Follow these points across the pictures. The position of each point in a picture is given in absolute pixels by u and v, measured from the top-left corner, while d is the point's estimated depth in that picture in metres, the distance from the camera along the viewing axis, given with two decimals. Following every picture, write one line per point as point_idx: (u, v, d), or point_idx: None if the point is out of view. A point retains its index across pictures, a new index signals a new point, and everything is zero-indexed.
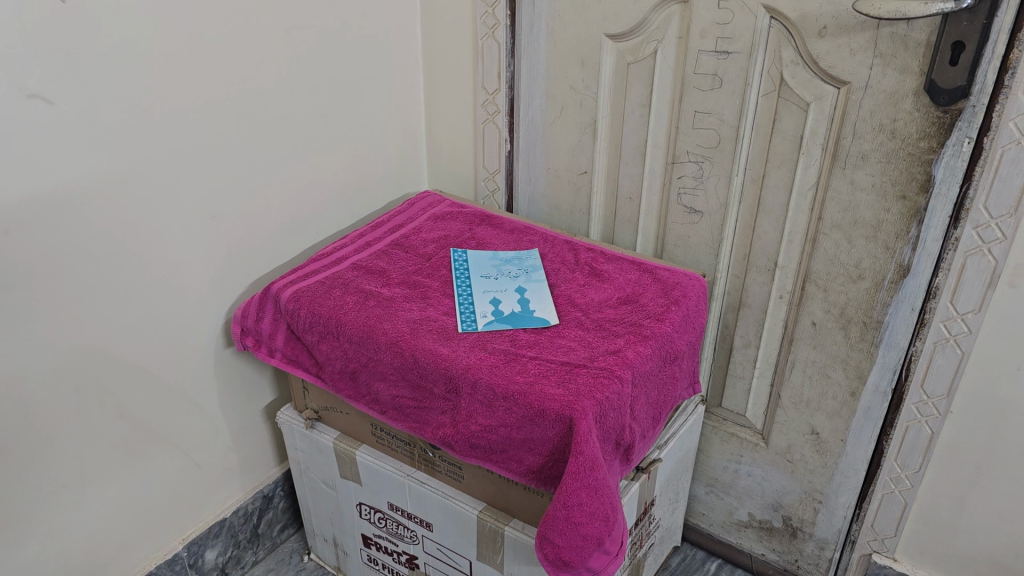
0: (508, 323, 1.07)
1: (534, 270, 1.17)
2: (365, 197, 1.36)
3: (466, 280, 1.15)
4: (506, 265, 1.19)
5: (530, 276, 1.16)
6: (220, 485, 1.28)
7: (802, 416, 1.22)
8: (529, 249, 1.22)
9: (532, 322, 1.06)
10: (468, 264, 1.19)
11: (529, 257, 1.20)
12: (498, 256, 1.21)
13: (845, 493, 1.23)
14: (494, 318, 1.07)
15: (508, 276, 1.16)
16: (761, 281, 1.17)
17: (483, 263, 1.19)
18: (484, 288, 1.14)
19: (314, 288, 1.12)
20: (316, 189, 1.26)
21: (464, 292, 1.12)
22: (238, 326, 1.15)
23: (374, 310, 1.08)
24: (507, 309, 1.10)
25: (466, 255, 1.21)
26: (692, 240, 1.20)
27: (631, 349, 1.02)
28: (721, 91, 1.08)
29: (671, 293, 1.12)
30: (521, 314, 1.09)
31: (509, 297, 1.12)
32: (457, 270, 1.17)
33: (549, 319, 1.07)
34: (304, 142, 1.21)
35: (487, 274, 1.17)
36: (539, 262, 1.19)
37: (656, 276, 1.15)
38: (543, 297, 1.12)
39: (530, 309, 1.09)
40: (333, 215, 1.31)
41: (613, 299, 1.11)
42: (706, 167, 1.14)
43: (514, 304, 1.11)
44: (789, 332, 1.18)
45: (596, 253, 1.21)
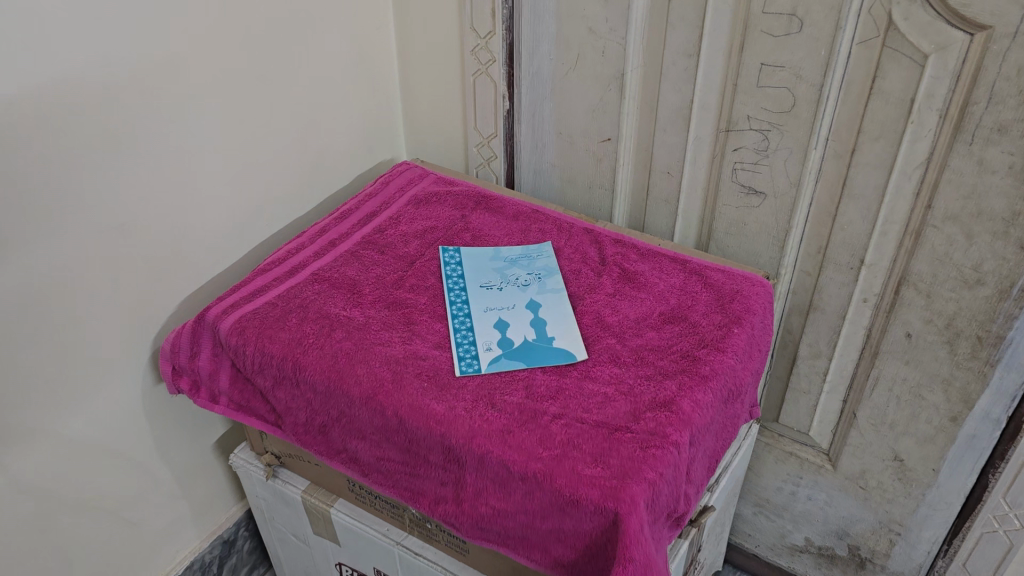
0: (519, 360, 0.81)
1: (548, 275, 0.91)
2: (326, 172, 1.08)
3: (461, 294, 0.89)
4: (511, 269, 0.93)
5: (544, 286, 0.90)
6: (168, 539, 1.04)
7: (884, 440, 0.98)
8: (540, 243, 0.96)
9: (550, 358, 0.81)
10: (463, 270, 0.92)
11: (541, 257, 0.94)
12: (500, 256, 0.95)
13: (932, 526, 1.01)
14: (501, 353, 0.82)
15: (516, 287, 0.90)
16: (840, 281, 0.91)
17: (482, 268, 0.93)
18: (485, 305, 0.88)
19: (263, 315, 0.86)
20: (259, 169, 0.97)
21: (459, 313, 0.87)
22: (168, 365, 0.88)
23: (344, 347, 0.82)
24: (516, 338, 0.84)
25: (460, 257, 0.94)
26: (749, 227, 0.93)
27: (688, 397, 0.76)
28: (800, 38, 0.80)
29: (729, 306, 0.86)
30: (535, 345, 0.83)
31: (517, 319, 0.86)
32: (450, 279, 0.91)
33: (572, 352, 0.82)
34: (239, 111, 0.92)
35: (487, 284, 0.91)
36: (554, 261, 0.93)
37: (708, 280, 0.89)
38: (562, 317, 0.86)
39: (547, 336, 0.84)
40: (286, 199, 1.03)
41: (654, 317, 0.86)
42: (774, 137, 0.86)
43: (524, 330, 0.85)
44: (872, 343, 0.93)
45: (626, 246, 0.95)
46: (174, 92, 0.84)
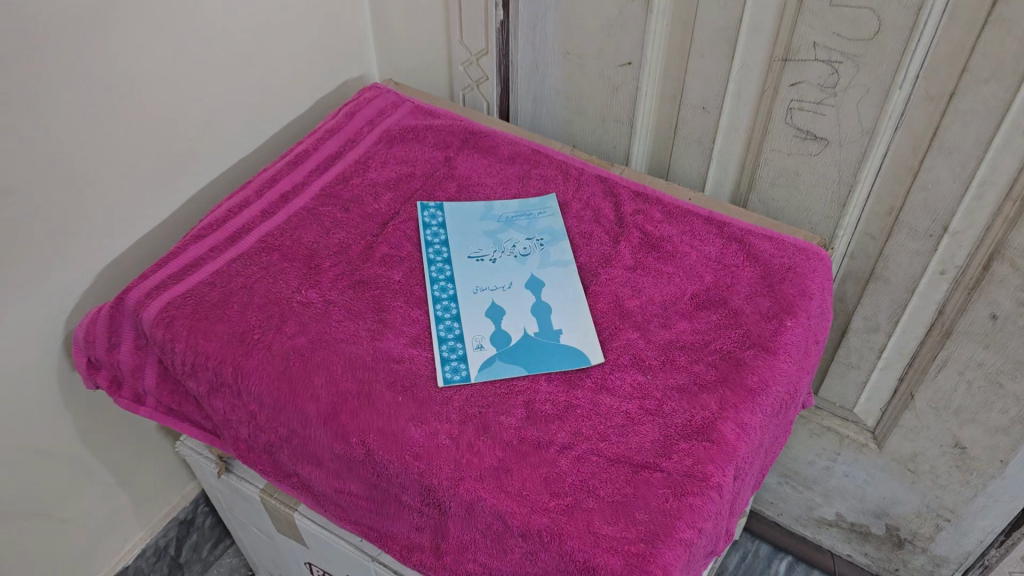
0: (518, 364, 0.65)
1: (553, 242, 0.74)
2: (278, 97, 0.87)
3: (444, 269, 0.72)
4: (506, 233, 0.75)
5: (548, 257, 0.73)
6: (113, 530, 0.91)
7: (945, 425, 0.83)
8: (542, 195, 0.78)
9: (555, 363, 0.65)
10: (447, 235, 0.74)
11: (543, 217, 0.76)
12: (493, 215, 0.76)
13: (990, 517, 0.87)
14: (496, 353, 0.66)
15: (513, 259, 0.73)
16: (914, 248, 0.73)
17: (470, 233, 0.75)
18: (475, 286, 0.71)
19: (197, 300, 0.69)
20: (192, 102, 0.77)
21: (442, 296, 0.69)
22: (82, 358, 0.71)
23: (297, 347, 0.65)
24: (513, 332, 0.67)
25: (442, 217, 0.76)
26: (803, 179, 0.75)
27: (731, 421, 0.60)
28: None
29: (779, 288, 0.69)
30: (537, 342, 0.67)
31: (514, 305, 0.69)
32: (430, 248, 0.73)
33: (583, 353, 0.65)
34: (156, 30, 0.71)
35: (478, 256, 0.73)
36: (560, 222, 0.75)
37: (751, 251, 0.72)
38: (569, 303, 0.69)
39: (551, 330, 0.67)
40: (228, 134, 0.83)
41: (684, 303, 0.69)
42: (846, 72, 0.67)
43: (523, 321, 0.68)
44: (944, 321, 0.76)
45: (649, 202, 0.76)
46: (63, 10, 0.62)
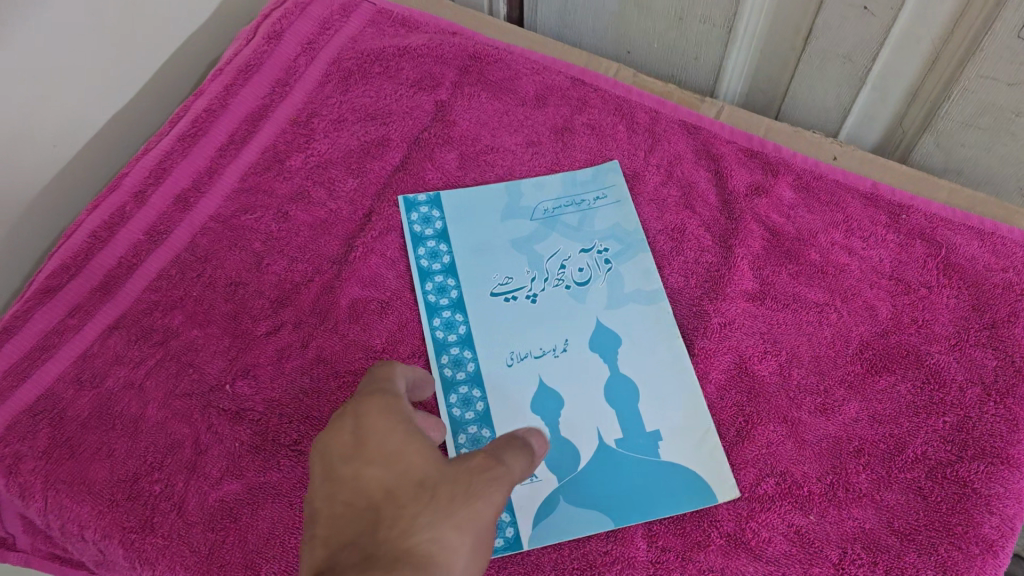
0: (596, 510, 0.39)
1: (625, 257, 0.46)
2: (166, 23, 0.52)
3: (455, 324, 0.44)
4: (547, 243, 0.47)
5: (621, 288, 0.46)
6: None
7: None
8: (597, 165, 0.49)
9: (660, 507, 0.39)
10: (453, 256, 0.47)
11: (603, 211, 0.48)
12: (522, 209, 0.48)
13: None
14: (558, 492, 0.40)
15: (565, 292, 0.46)
16: None
17: (490, 248, 0.47)
18: (508, 353, 0.44)
19: (56, 420, 0.42)
20: (27, 23, 0.42)
21: (457, 381, 0.43)
22: None
23: (229, 504, 0.39)
24: (580, 443, 0.41)
25: (442, 221, 0.48)
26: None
27: None
28: None
29: (1004, 332, 0.42)
30: (624, 463, 0.41)
31: (576, 385, 0.43)
32: (428, 283, 0.46)
33: (703, 482, 0.40)
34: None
35: (506, 290, 0.46)
36: (632, 216, 0.47)
37: (948, 259, 0.44)
38: (666, 380, 0.43)
39: (644, 437, 0.41)
40: (108, 69, 0.49)
41: (851, 364, 0.42)
42: None
43: (594, 419, 0.42)
44: None
45: (773, 169, 0.48)
46: None
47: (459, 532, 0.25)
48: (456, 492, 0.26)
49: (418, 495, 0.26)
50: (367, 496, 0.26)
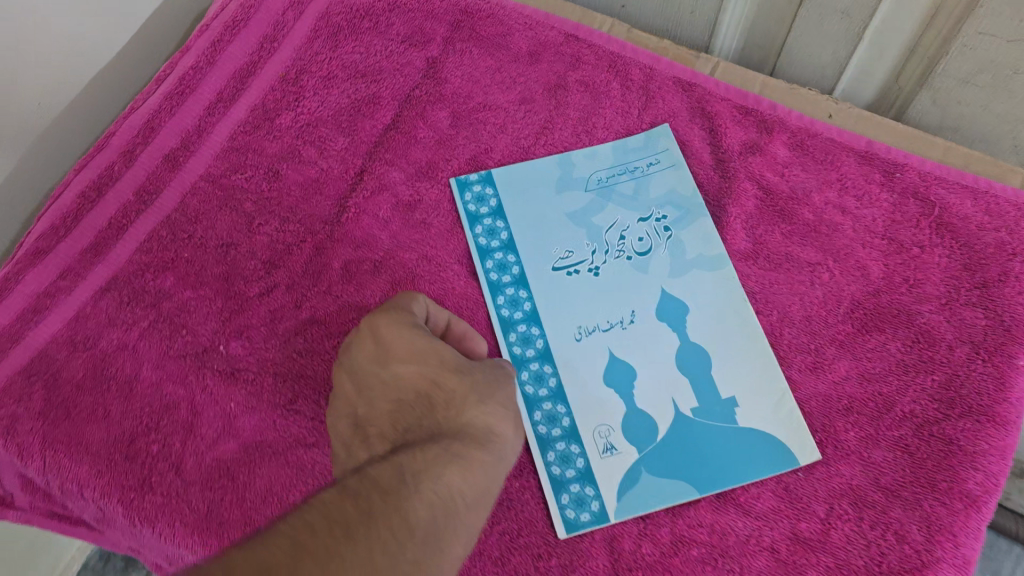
0: (682, 479, 0.39)
1: (684, 223, 0.46)
2: None
3: (520, 302, 0.44)
4: (606, 213, 0.47)
5: (683, 255, 0.45)
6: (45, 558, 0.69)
7: None
8: (646, 130, 0.48)
9: (739, 474, 0.39)
10: (510, 231, 0.46)
11: (656, 177, 0.47)
12: (575, 179, 0.48)
13: None
14: (638, 463, 0.40)
15: (627, 263, 0.45)
16: None
17: (548, 222, 0.47)
18: (575, 330, 0.44)
19: (50, 382, 0.42)
20: None
21: (527, 359, 0.43)
22: None
23: (225, 463, 0.40)
24: (655, 413, 0.41)
25: (496, 197, 0.47)
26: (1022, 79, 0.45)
27: (949, 562, 0.37)
28: None
29: (996, 290, 0.42)
30: (704, 431, 0.41)
31: (646, 358, 0.43)
32: (488, 261, 0.45)
33: (780, 449, 0.40)
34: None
35: (569, 264, 0.45)
36: (687, 181, 0.47)
37: (942, 218, 0.44)
38: (736, 349, 0.42)
39: (719, 405, 0.41)
40: (89, 23, 0.48)
41: (841, 323, 0.43)
42: None
43: (667, 390, 0.42)
44: None
45: (767, 127, 0.47)
46: None
47: (502, 408, 0.34)
48: (489, 378, 0.35)
49: (460, 379, 0.34)
50: (414, 387, 0.34)
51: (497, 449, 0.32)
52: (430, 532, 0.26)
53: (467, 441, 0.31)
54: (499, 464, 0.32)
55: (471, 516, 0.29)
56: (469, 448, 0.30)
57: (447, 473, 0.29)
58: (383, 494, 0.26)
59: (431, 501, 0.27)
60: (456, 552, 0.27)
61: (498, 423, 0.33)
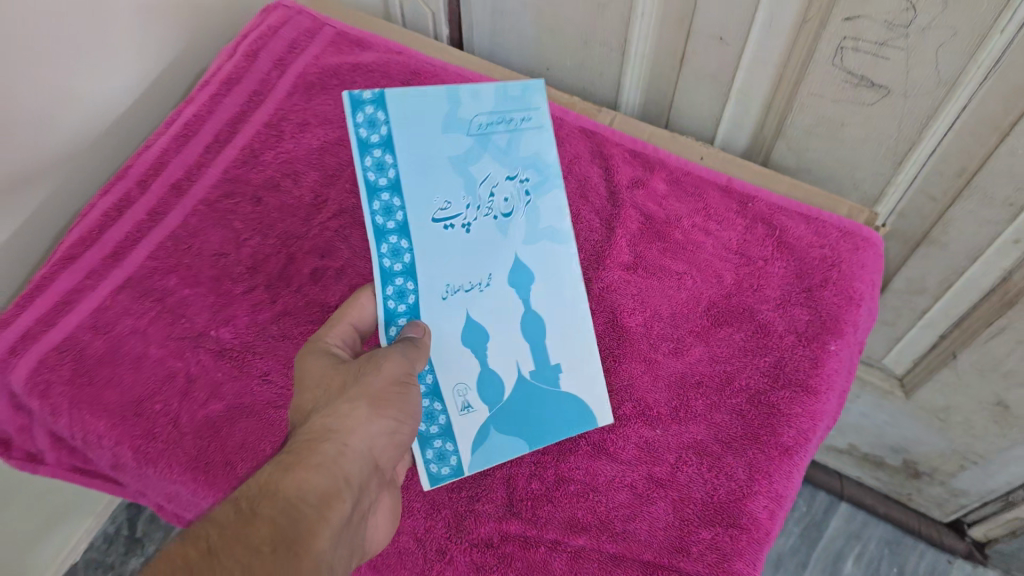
0: (515, 441, 0.51)
1: (542, 191, 0.53)
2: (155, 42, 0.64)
3: (401, 252, 0.48)
4: (479, 163, 0.50)
5: (537, 223, 0.53)
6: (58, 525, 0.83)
7: (988, 386, 0.72)
8: (529, 81, 0.51)
9: (552, 434, 0.51)
10: (399, 166, 0.47)
11: (526, 132, 0.51)
12: (460, 122, 0.49)
13: (1020, 465, 0.78)
14: (490, 423, 0.51)
15: (493, 222, 0.51)
16: (982, 217, 0.58)
17: (433, 172, 0.48)
18: (445, 288, 0.49)
19: (77, 356, 0.53)
20: (55, 67, 0.55)
21: (394, 272, 0.47)
22: None
23: (213, 420, 0.51)
24: (503, 374, 0.52)
25: (386, 126, 0.46)
26: (847, 131, 0.58)
27: (763, 495, 0.48)
28: None
29: (818, 293, 0.54)
30: (534, 390, 0.53)
31: (499, 325, 0.52)
32: (376, 202, 0.46)
33: (586, 409, 0.51)
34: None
35: (446, 217, 0.49)
36: (551, 149, 0.52)
37: (783, 237, 0.56)
38: (565, 320, 0.53)
39: (549, 369, 0.53)
40: (110, 83, 0.61)
41: (699, 318, 0.54)
42: (926, 11, 0.48)
43: (513, 355, 0.52)
44: (1009, 290, 0.62)
45: (650, 166, 0.60)
46: None
47: (344, 408, 0.40)
48: (331, 395, 0.41)
49: (309, 408, 0.41)
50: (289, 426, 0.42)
51: (334, 445, 0.38)
52: (261, 551, 0.32)
53: (304, 448, 0.38)
54: (341, 458, 0.38)
55: (315, 511, 0.35)
56: (305, 455, 0.37)
57: (285, 484, 0.35)
58: (215, 542, 0.32)
59: (273, 510, 0.34)
60: (313, 544, 0.34)
61: (342, 421, 0.39)
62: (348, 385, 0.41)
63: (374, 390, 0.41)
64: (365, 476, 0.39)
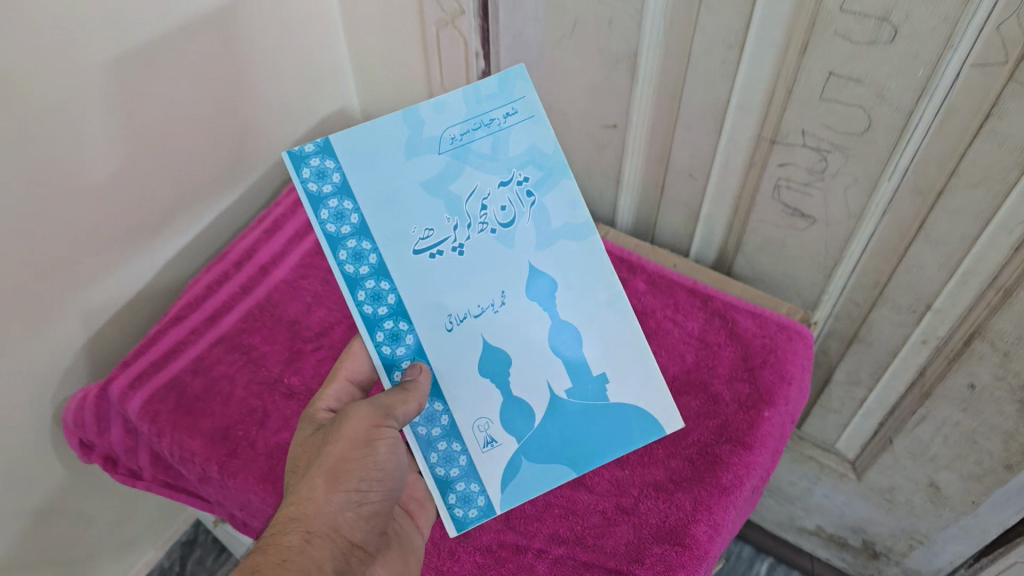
0: (558, 463, 0.60)
1: (543, 187, 0.57)
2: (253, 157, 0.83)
3: (382, 295, 0.54)
4: (466, 176, 0.55)
5: (544, 222, 0.58)
6: (123, 554, 0.96)
7: (921, 468, 0.85)
8: (501, 74, 0.55)
9: (602, 455, 0.61)
10: (361, 214, 0.53)
11: (505, 138, 0.56)
12: (427, 140, 0.54)
13: (957, 544, 0.90)
14: (520, 447, 0.60)
15: (493, 235, 0.56)
16: (895, 320, 0.73)
17: (405, 199, 0.54)
18: (446, 320, 0.56)
19: (180, 392, 0.69)
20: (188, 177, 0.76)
21: (380, 317, 0.55)
22: (75, 439, 0.70)
23: (282, 445, 0.67)
24: (531, 396, 0.59)
25: (336, 172, 0.53)
26: (788, 249, 0.75)
27: (704, 523, 0.62)
28: (891, 53, 0.57)
29: (758, 372, 0.69)
30: (572, 408, 0.60)
31: (521, 342, 0.58)
32: (342, 251, 0.54)
33: (655, 422, 0.62)
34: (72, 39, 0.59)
35: (427, 245, 0.55)
36: (544, 137, 0.57)
37: (733, 328, 0.72)
38: (606, 328, 0.61)
39: (590, 381, 0.61)
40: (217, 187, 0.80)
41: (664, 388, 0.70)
42: (835, 162, 0.65)
43: (542, 375, 0.59)
44: (925, 382, 0.77)
45: (633, 270, 0.76)
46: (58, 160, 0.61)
47: (306, 484, 0.50)
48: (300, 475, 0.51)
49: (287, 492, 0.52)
50: None
51: (300, 522, 0.49)
52: None
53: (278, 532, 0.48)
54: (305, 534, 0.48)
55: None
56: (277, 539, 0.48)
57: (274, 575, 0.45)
58: None
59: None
60: None
61: (305, 497, 0.49)
62: (312, 470, 0.51)
63: (333, 466, 0.51)
64: (340, 548, 0.49)
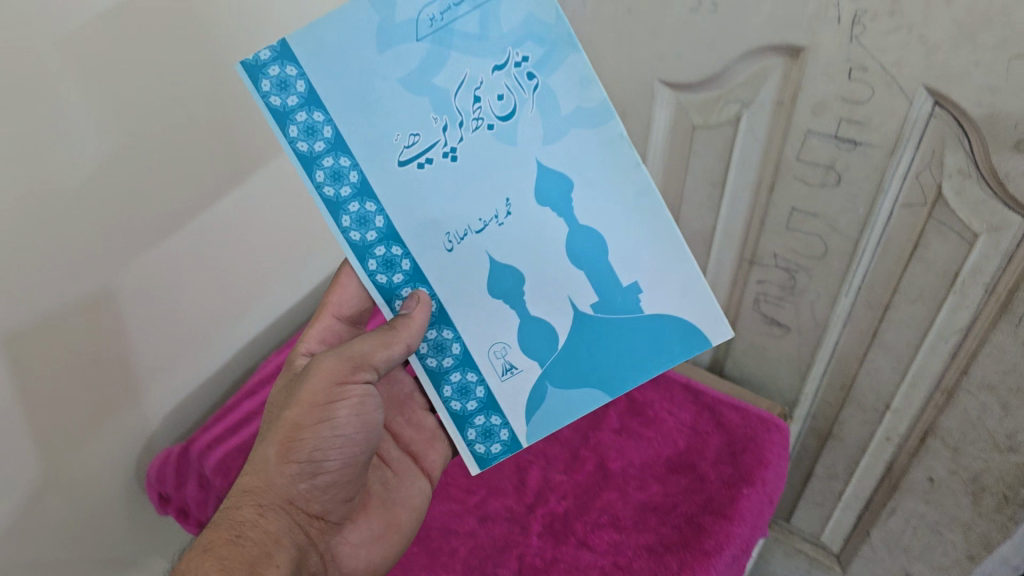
0: (588, 389, 0.64)
1: (542, 67, 0.54)
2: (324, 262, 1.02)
3: (371, 218, 0.58)
4: (451, 63, 0.54)
5: (546, 115, 0.55)
6: None
7: (897, 560, 0.93)
8: None
9: (629, 379, 0.63)
10: (344, 133, 0.56)
11: (493, 37, 0.53)
12: (400, 27, 0.53)
13: None
14: (546, 377, 0.64)
15: (491, 133, 0.56)
16: (862, 418, 0.85)
17: (387, 103, 0.55)
18: (445, 239, 0.59)
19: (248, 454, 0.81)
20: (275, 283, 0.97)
21: (373, 243, 0.59)
22: (154, 493, 0.83)
23: None
24: (550, 316, 0.62)
25: (300, 80, 0.54)
26: (770, 352, 0.89)
27: None
28: (838, 192, 0.71)
29: (740, 457, 0.81)
30: (603, 318, 0.62)
31: (536, 257, 0.60)
32: (326, 175, 0.57)
33: (696, 329, 0.61)
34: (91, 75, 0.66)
35: (414, 152, 0.56)
36: (537, 11, 0.53)
37: (720, 419, 0.85)
38: (636, 233, 0.59)
39: (617, 301, 0.61)
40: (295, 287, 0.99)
41: (659, 468, 0.82)
42: (802, 279, 0.79)
43: (566, 293, 0.61)
44: (892, 476, 0.87)
45: None
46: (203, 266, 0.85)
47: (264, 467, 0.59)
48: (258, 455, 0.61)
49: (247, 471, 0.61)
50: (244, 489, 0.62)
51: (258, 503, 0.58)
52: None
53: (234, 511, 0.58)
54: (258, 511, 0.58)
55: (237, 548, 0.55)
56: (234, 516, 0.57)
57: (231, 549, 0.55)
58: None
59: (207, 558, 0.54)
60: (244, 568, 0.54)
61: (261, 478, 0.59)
62: (269, 441, 0.60)
63: (285, 437, 0.59)
64: (294, 519, 0.59)
